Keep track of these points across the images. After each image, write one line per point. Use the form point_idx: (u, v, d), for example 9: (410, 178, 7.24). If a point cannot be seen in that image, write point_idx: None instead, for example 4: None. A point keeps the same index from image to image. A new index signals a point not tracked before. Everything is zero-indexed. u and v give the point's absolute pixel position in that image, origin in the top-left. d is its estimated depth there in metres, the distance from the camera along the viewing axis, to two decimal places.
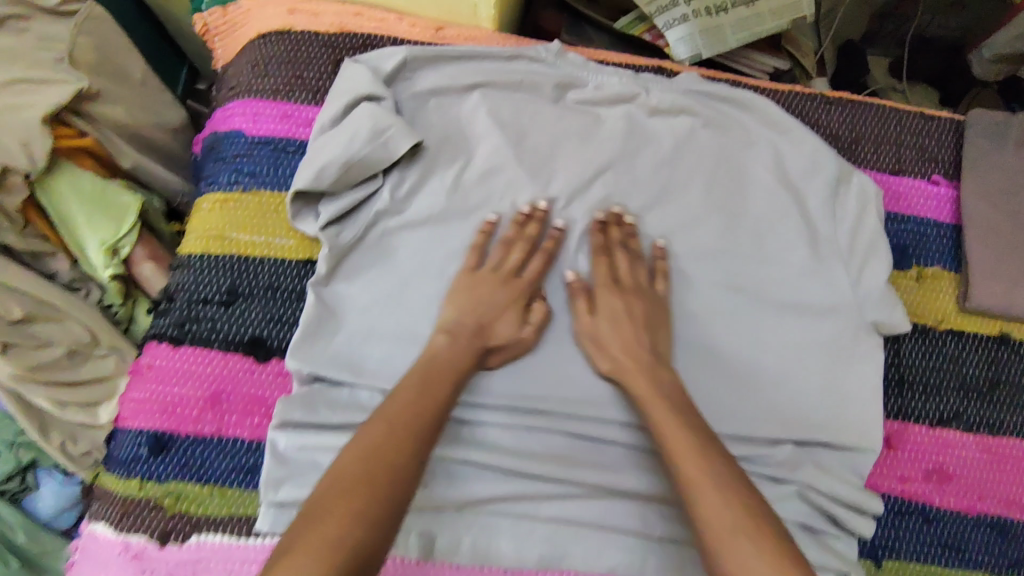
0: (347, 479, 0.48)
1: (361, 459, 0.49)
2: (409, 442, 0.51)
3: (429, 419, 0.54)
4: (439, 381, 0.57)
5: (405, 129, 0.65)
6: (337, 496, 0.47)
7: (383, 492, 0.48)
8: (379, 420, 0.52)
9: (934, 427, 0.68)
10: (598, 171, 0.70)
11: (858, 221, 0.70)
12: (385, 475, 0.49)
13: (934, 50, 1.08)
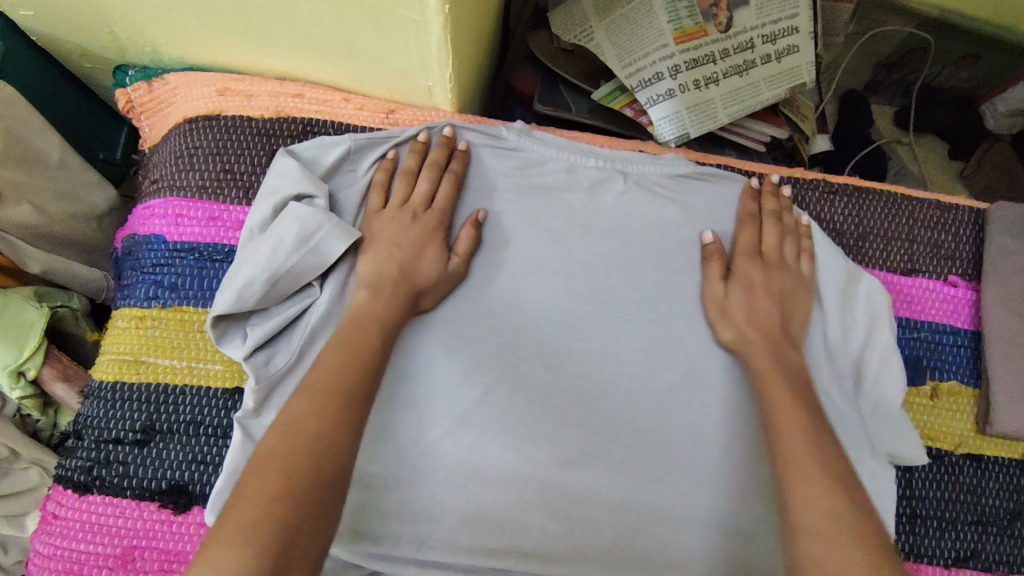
0: (248, 478, 0.40)
1: (273, 440, 0.42)
2: (335, 408, 0.44)
3: (355, 379, 0.47)
4: (361, 340, 0.51)
5: (338, 230, 0.57)
6: (246, 491, 0.39)
7: (297, 472, 0.40)
8: (301, 396, 0.45)
9: (948, 568, 0.60)
10: (569, 275, 0.61)
11: (865, 335, 0.60)
12: (296, 447, 0.41)
13: (945, 104, 1.00)
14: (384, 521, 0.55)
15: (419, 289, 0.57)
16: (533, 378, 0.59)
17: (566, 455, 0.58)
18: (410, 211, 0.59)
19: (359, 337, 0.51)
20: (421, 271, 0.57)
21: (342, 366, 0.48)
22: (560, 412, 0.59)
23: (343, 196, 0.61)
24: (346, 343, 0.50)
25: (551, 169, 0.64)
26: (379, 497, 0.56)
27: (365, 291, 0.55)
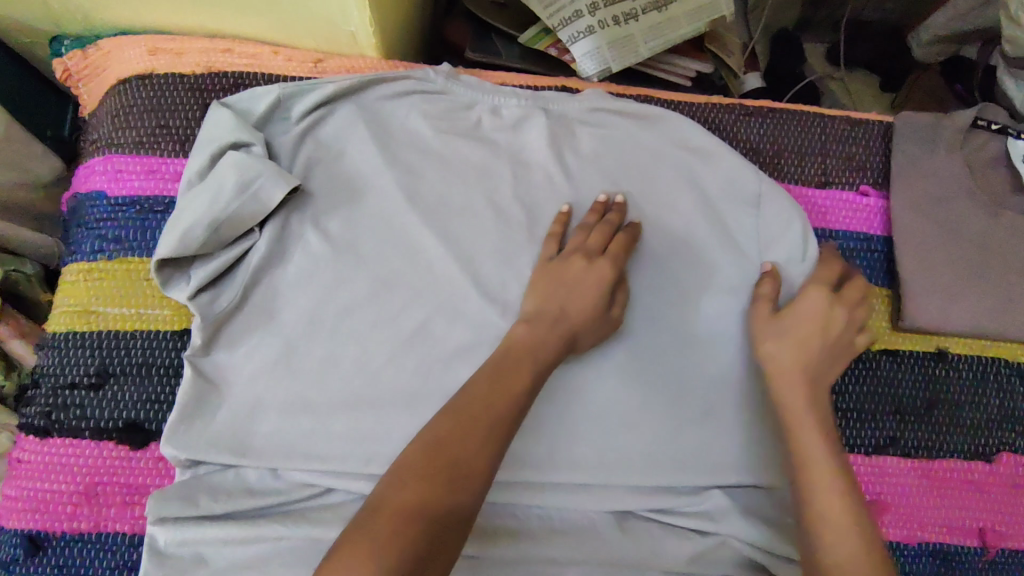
0: (390, 498, 0.41)
1: (419, 461, 0.43)
2: (473, 441, 0.44)
3: (510, 408, 0.47)
4: (516, 367, 0.50)
5: (276, 177, 0.59)
6: (378, 512, 0.40)
7: (426, 508, 0.41)
8: (446, 415, 0.45)
9: (870, 456, 0.64)
10: (499, 206, 0.64)
11: (778, 242, 0.64)
12: (439, 483, 0.42)
13: (875, 35, 1.04)
14: (331, 442, 0.58)
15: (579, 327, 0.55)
16: (470, 304, 0.62)
17: None
18: (582, 254, 0.58)
19: (519, 365, 0.50)
20: (575, 306, 0.55)
21: (508, 401, 0.47)
22: (497, 335, 0.62)
23: (278, 143, 0.63)
24: (500, 371, 0.49)
25: (477, 110, 0.66)
26: (327, 422, 0.59)
27: (526, 327, 0.54)
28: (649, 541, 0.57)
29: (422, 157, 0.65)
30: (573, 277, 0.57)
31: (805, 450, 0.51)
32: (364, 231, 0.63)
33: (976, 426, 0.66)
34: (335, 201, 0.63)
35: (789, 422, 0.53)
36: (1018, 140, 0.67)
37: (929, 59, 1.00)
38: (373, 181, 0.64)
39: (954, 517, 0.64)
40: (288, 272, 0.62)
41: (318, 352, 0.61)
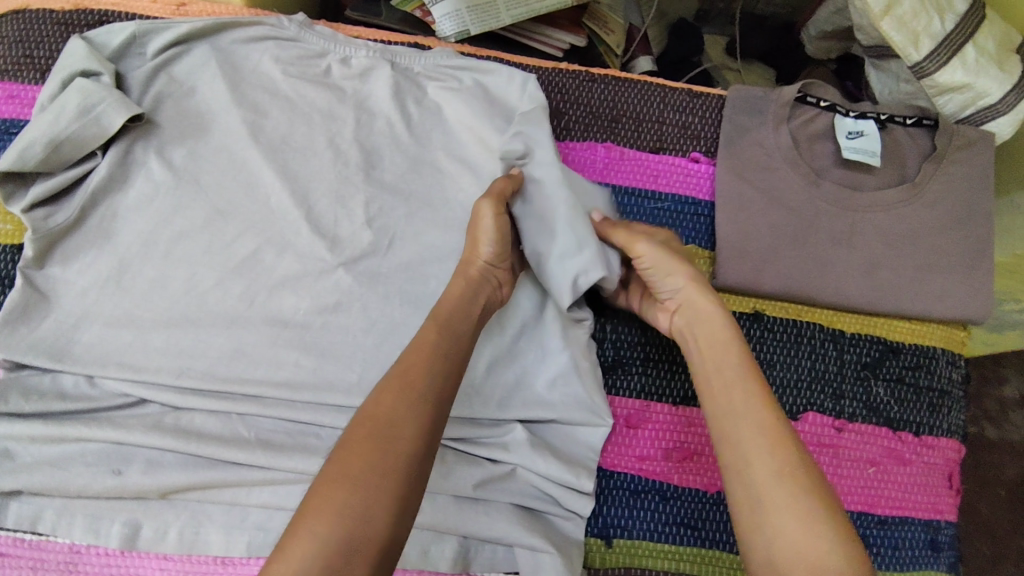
0: (330, 472, 0.43)
1: (354, 432, 0.45)
2: (400, 408, 0.46)
3: (432, 376, 0.49)
4: (430, 332, 0.52)
5: (119, 103, 0.64)
6: (321, 486, 0.42)
7: (368, 476, 0.42)
8: (381, 394, 0.47)
9: (677, 406, 0.67)
10: (339, 147, 0.68)
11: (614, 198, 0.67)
12: (374, 449, 0.44)
13: (769, 29, 1.08)
14: (147, 356, 0.62)
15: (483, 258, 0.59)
16: (301, 238, 0.66)
17: (324, 303, 0.64)
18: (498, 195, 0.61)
19: (438, 333, 0.52)
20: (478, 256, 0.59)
21: (429, 367, 0.49)
22: (322, 268, 0.65)
23: (130, 77, 0.67)
24: (422, 343, 0.51)
25: (328, 58, 0.70)
26: (148, 336, 0.62)
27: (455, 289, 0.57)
28: (438, 465, 0.60)
29: (270, 99, 0.69)
30: (482, 235, 0.60)
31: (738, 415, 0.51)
32: (208, 164, 0.67)
33: (787, 385, 0.69)
34: (182, 133, 0.67)
35: (716, 382, 0.54)
36: (843, 118, 0.71)
37: (821, 54, 1.03)
38: (220, 117, 0.68)
39: None
40: (127, 197, 0.66)
41: (150, 272, 0.64)
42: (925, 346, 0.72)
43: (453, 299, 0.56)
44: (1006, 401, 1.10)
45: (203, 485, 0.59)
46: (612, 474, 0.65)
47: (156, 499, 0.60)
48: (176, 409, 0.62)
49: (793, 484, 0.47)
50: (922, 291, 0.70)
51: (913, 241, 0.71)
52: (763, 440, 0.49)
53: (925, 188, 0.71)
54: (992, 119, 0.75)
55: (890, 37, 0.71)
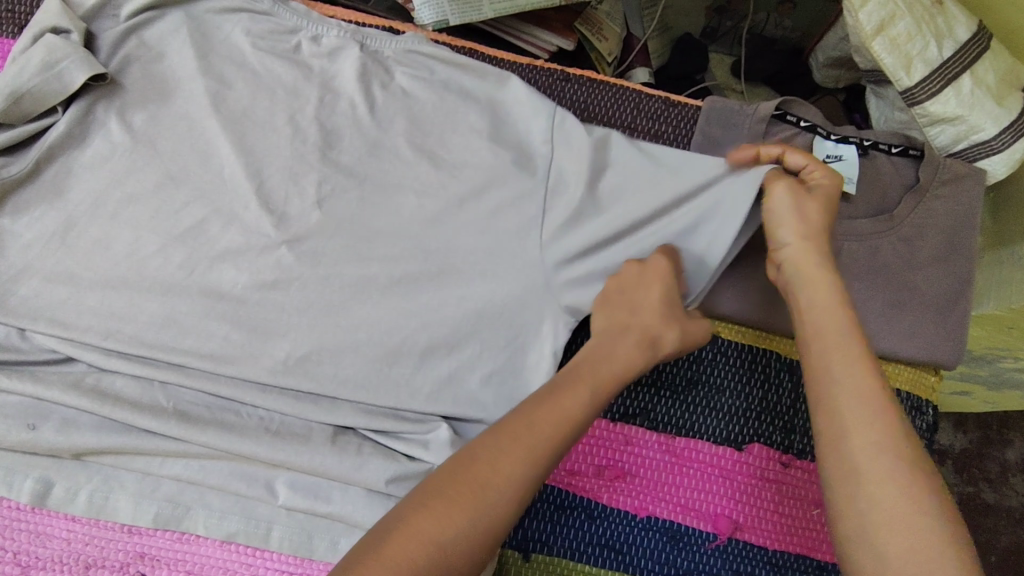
0: (429, 512, 0.43)
1: (455, 477, 0.45)
2: (510, 473, 0.46)
3: (555, 440, 0.48)
4: (570, 393, 0.51)
5: (82, 61, 0.64)
6: (406, 526, 0.43)
7: (463, 531, 0.43)
8: (501, 441, 0.47)
9: (614, 422, 0.64)
10: (300, 125, 0.67)
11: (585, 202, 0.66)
12: (470, 505, 0.44)
13: (777, 51, 1.03)
14: (80, 314, 0.62)
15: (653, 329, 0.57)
16: (248, 212, 0.65)
17: (262, 280, 0.63)
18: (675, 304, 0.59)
19: (571, 392, 0.51)
20: (643, 328, 0.57)
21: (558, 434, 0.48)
22: (265, 243, 0.64)
23: (101, 35, 0.68)
24: (557, 398, 0.50)
25: (299, 35, 0.70)
26: (83, 295, 0.62)
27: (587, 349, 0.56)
28: (353, 455, 0.59)
29: (237, 71, 0.68)
30: (647, 309, 0.58)
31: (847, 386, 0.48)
32: (167, 130, 0.67)
33: (735, 413, 0.65)
34: (145, 96, 0.67)
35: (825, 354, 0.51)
36: (823, 141, 0.69)
37: (831, 83, 0.99)
38: (185, 84, 0.68)
39: (691, 498, 0.63)
40: (83, 154, 0.66)
41: (95, 232, 0.64)
42: (888, 387, 0.68)
43: (604, 364, 0.54)
44: (1008, 464, 1.11)
45: (114, 450, 0.58)
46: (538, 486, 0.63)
47: (71, 459, 0.60)
48: (101, 372, 0.61)
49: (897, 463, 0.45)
50: (889, 330, 0.67)
51: (884, 276, 0.67)
52: (866, 403, 0.47)
53: (904, 222, 0.68)
54: (985, 157, 0.70)
55: (881, 59, 0.68)
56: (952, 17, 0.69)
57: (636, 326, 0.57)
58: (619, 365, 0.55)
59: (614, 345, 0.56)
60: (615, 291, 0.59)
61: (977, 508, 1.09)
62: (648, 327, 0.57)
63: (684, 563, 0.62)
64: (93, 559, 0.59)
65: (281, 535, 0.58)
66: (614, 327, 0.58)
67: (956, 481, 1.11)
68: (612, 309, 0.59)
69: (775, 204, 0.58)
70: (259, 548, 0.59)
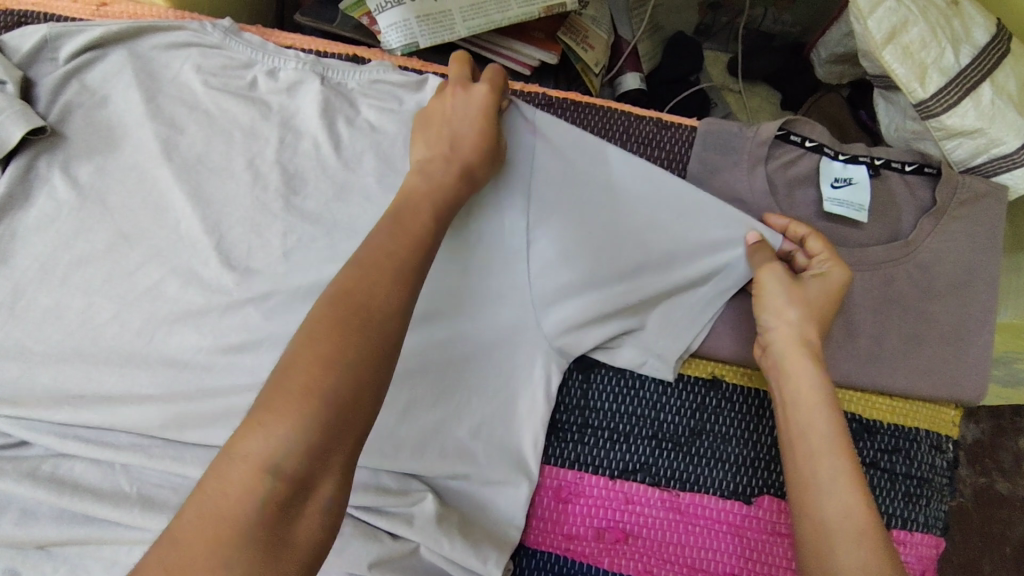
0: (299, 354, 0.40)
1: (327, 314, 0.42)
2: (380, 293, 0.44)
3: (414, 265, 0.46)
4: (414, 216, 0.49)
5: (18, 116, 0.59)
6: (289, 369, 0.39)
7: (341, 358, 0.40)
8: (352, 266, 0.45)
9: (614, 480, 0.60)
10: (260, 168, 0.62)
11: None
12: (352, 332, 0.41)
13: (775, 49, 0.97)
14: (32, 390, 0.57)
15: (472, 163, 0.53)
16: (208, 269, 0.60)
17: (227, 342, 0.58)
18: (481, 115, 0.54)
19: (412, 214, 0.49)
20: (466, 141, 0.53)
21: (403, 251, 0.46)
22: (228, 302, 0.59)
23: (38, 83, 0.62)
24: (401, 219, 0.49)
25: (254, 70, 0.64)
26: (35, 371, 0.58)
27: (416, 171, 0.53)
28: None
29: (188, 113, 0.63)
30: (458, 137, 0.54)
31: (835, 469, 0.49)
32: (116, 182, 0.61)
33: (743, 463, 0.61)
34: (90, 147, 0.62)
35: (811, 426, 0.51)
36: (831, 162, 0.63)
37: (834, 79, 0.92)
38: (133, 131, 0.62)
39: (698, 558, 0.59)
40: (27, 216, 0.61)
41: (46, 300, 0.59)
42: (906, 426, 0.63)
43: (421, 190, 0.51)
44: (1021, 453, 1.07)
45: (79, 540, 0.54)
46: (534, 553, 0.59)
47: (33, 549, 0.56)
48: (57, 454, 0.57)
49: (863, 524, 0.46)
50: (906, 366, 0.62)
51: (899, 307, 0.62)
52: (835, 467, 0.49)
53: (921, 247, 0.63)
54: (1006, 171, 0.64)
55: (893, 70, 0.62)
56: (968, 18, 0.63)
57: (445, 152, 0.53)
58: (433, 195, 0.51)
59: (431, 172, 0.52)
60: (435, 121, 0.55)
61: (991, 501, 1.06)
62: (454, 155, 0.53)
63: None
64: None
65: None
66: (430, 138, 0.55)
67: (969, 473, 1.07)
68: (426, 139, 0.55)
69: (805, 283, 0.55)
70: None
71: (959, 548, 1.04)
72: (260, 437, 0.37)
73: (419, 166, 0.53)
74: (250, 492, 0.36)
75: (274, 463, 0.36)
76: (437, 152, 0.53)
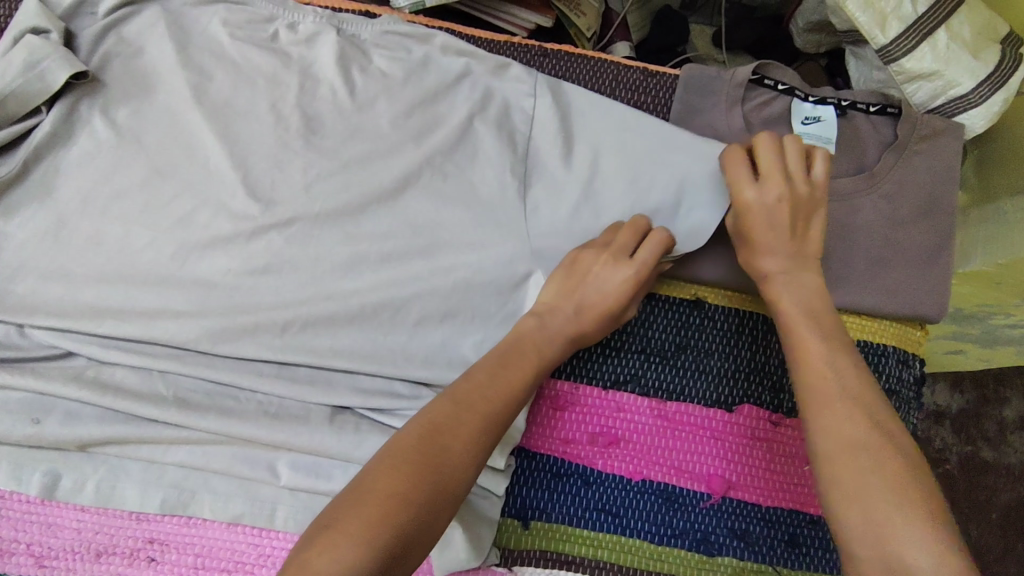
0: (379, 472, 0.48)
1: (420, 440, 0.49)
2: (464, 432, 0.51)
3: (499, 410, 0.53)
4: (507, 371, 0.56)
5: (63, 60, 0.65)
6: (372, 483, 0.47)
7: (412, 491, 0.47)
8: (446, 396, 0.53)
9: (606, 390, 0.65)
10: (281, 111, 0.68)
11: (570, 174, 0.66)
12: (433, 465, 0.48)
13: (756, 20, 1.03)
14: (75, 308, 0.63)
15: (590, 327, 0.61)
16: (235, 200, 0.65)
17: (253, 265, 0.64)
18: (614, 254, 0.61)
19: (516, 361, 0.57)
20: (594, 308, 0.60)
21: (495, 401, 0.53)
22: (253, 228, 0.65)
23: (81, 34, 0.68)
24: (505, 363, 0.56)
25: (276, 24, 0.70)
26: (78, 290, 0.63)
27: (535, 316, 0.60)
28: (351, 433, 0.60)
29: (217, 61, 0.69)
30: (592, 306, 0.60)
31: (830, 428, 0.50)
32: (152, 125, 0.67)
33: (725, 375, 0.66)
34: (127, 92, 0.68)
35: (807, 364, 0.53)
36: (801, 103, 0.70)
37: (811, 49, 0.97)
38: (165, 78, 0.68)
39: (685, 459, 0.64)
40: (70, 152, 0.67)
41: (87, 228, 0.65)
42: (874, 343, 0.69)
43: (535, 335, 0.59)
44: (1006, 422, 1.12)
45: (119, 439, 0.60)
46: (534, 455, 0.64)
47: (76, 450, 0.61)
48: (99, 364, 0.62)
49: (887, 466, 0.47)
50: (873, 285, 0.68)
51: (865, 234, 0.68)
52: (849, 406, 0.50)
53: (884, 179, 0.69)
54: (964, 112, 0.70)
55: (857, 17, 0.68)
56: None
57: (573, 294, 0.60)
58: (547, 351, 0.59)
59: (552, 319, 0.60)
60: (578, 269, 0.61)
61: (976, 468, 1.10)
62: (583, 319, 0.60)
63: (680, 523, 0.63)
64: (104, 546, 0.61)
65: (286, 514, 0.59)
66: (565, 280, 0.61)
67: (954, 442, 1.12)
68: (562, 281, 0.61)
69: (762, 189, 0.59)
70: (265, 528, 0.60)
71: None
72: (332, 554, 0.43)
73: (544, 309, 0.61)
74: None
75: None
76: (558, 279, 0.61)
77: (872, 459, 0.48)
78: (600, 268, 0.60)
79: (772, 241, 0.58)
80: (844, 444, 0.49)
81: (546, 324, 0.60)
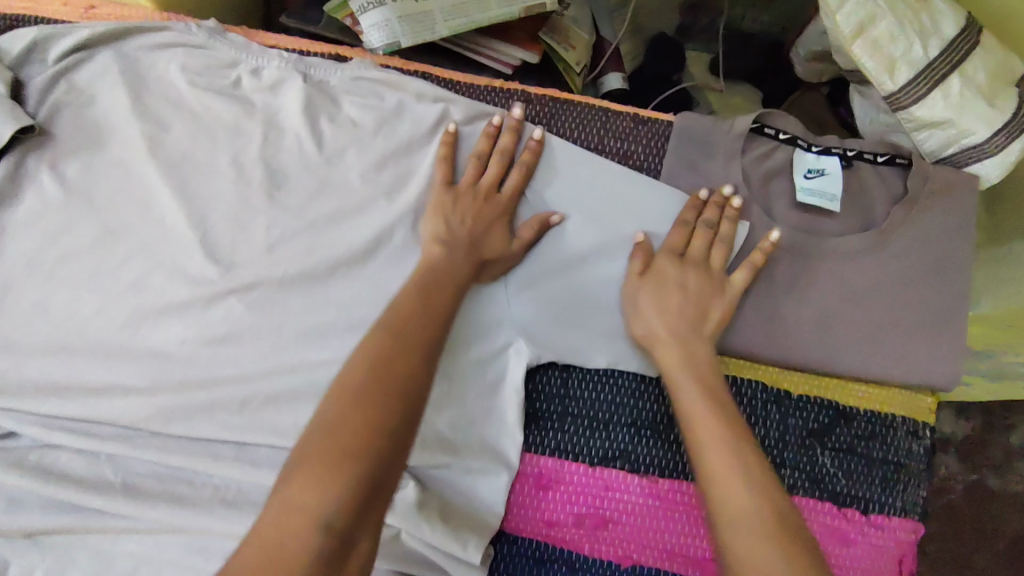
0: (335, 408, 0.45)
1: (369, 372, 0.47)
2: (411, 357, 0.49)
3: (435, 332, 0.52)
4: (439, 297, 0.55)
5: (6, 115, 0.60)
6: (330, 421, 0.44)
7: (377, 414, 0.45)
8: (383, 327, 0.51)
9: (594, 468, 0.61)
10: (241, 162, 0.63)
11: (555, 234, 0.61)
12: (388, 389, 0.47)
13: (754, 47, 0.98)
14: (22, 384, 0.59)
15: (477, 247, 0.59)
16: (193, 262, 0.61)
17: (211, 334, 0.59)
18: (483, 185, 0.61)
19: (437, 290, 0.55)
20: (464, 228, 0.59)
21: (430, 325, 0.52)
22: (210, 293, 0.60)
23: (30, 84, 0.64)
24: (426, 292, 0.55)
25: (238, 69, 0.65)
26: (24, 364, 0.59)
27: (434, 250, 0.58)
28: None
29: (174, 110, 0.64)
30: (465, 227, 0.59)
31: (706, 452, 0.50)
32: (102, 180, 0.63)
33: None
34: (76, 144, 0.63)
35: (697, 429, 0.51)
36: (804, 153, 0.65)
37: (814, 78, 0.91)
38: (119, 130, 0.63)
39: (679, 544, 0.60)
40: (17, 212, 0.62)
41: (33, 294, 0.61)
42: (883, 413, 0.64)
43: (444, 271, 0.57)
44: (1012, 448, 1.05)
45: (65, 528, 0.57)
46: (517, 539, 0.61)
47: (21, 539, 0.57)
48: (48, 447, 0.59)
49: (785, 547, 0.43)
50: (880, 352, 0.63)
51: (874, 297, 0.63)
52: (736, 473, 0.48)
53: (895, 237, 0.63)
54: (978, 162, 0.65)
55: (862, 62, 0.64)
56: (938, 12, 0.64)
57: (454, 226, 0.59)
58: (446, 263, 0.57)
59: (449, 255, 0.58)
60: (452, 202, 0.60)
61: (981, 496, 1.05)
62: (465, 240, 0.59)
63: None
64: None
65: None
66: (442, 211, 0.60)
67: (959, 470, 1.06)
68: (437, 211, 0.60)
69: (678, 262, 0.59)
70: None
71: (952, 545, 1.04)
72: (310, 491, 0.41)
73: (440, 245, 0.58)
74: (305, 543, 0.39)
75: (324, 517, 0.40)
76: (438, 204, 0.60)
77: (767, 539, 0.44)
78: (467, 189, 0.60)
79: (660, 318, 0.58)
80: (733, 515, 0.46)
81: (453, 257, 0.57)
